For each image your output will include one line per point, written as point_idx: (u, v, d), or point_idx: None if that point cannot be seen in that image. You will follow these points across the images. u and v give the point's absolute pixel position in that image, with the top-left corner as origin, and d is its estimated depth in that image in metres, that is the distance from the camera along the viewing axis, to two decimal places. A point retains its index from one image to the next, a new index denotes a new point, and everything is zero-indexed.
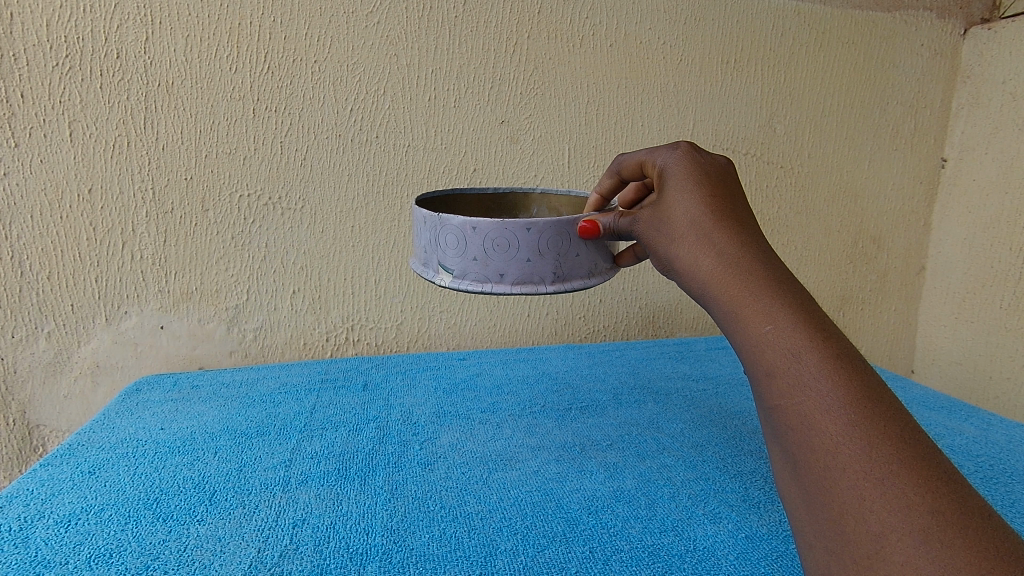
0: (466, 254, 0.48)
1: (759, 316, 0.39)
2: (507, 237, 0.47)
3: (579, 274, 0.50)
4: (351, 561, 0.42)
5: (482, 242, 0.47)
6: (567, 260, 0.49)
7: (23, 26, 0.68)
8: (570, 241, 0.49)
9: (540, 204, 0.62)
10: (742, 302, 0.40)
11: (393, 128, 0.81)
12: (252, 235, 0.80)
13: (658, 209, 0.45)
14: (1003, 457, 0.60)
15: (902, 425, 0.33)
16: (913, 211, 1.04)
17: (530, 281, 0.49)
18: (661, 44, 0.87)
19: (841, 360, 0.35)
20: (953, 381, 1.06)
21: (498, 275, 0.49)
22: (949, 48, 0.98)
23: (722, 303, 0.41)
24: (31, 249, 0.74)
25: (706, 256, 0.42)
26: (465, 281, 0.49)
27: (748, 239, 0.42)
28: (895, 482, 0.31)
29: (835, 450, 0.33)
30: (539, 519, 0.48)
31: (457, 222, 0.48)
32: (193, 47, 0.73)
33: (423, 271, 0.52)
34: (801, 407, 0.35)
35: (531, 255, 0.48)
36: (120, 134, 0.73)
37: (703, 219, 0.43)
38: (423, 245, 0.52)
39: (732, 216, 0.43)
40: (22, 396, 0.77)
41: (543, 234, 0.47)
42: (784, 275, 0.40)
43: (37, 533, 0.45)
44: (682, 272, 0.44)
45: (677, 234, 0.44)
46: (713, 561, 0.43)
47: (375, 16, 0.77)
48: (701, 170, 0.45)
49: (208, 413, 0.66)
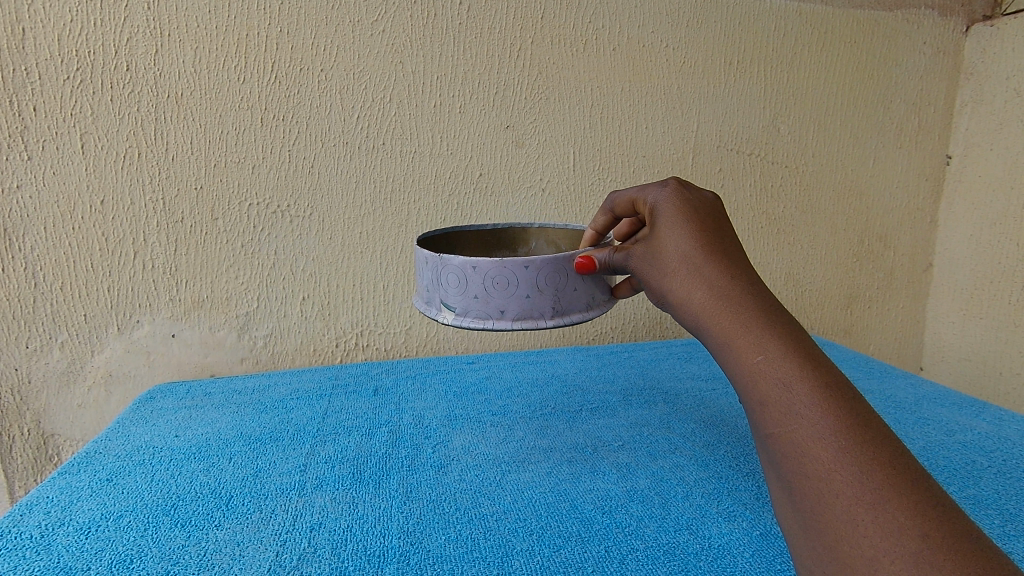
0: (468, 292, 0.49)
1: (750, 346, 0.39)
2: (507, 275, 0.48)
3: (578, 307, 0.51)
4: (369, 563, 0.43)
5: (483, 281, 0.48)
6: (565, 295, 0.50)
7: (35, 41, 0.69)
8: (568, 276, 0.49)
9: (539, 238, 0.63)
10: (733, 333, 0.40)
11: (399, 135, 0.81)
12: (262, 242, 0.80)
13: (650, 244, 0.46)
14: (1015, 452, 0.60)
15: (893, 452, 0.33)
16: (919, 209, 1.04)
17: (531, 317, 0.49)
18: (665, 48, 0.88)
19: (832, 389, 0.36)
20: (962, 378, 1.06)
21: (499, 311, 0.49)
22: (952, 46, 0.99)
23: (715, 334, 0.41)
24: (44, 260, 0.74)
25: (699, 290, 0.43)
26: (468, 317, 0.50)
27: (738, 271, 0.43)
28: (888, 508, 0.31)
29: (828, 478, 0.33)
30: (554, 519, 0.48)
31: (458, 262, 0.48)
32: (202, 58, 0.74)
33: (426, 309, 0.53)
34: (794, 435, 0.35)
35: (530, 291, 0.49)
36: (131, 145, 0.74)
37: (693, 253, 0.44)
38: (425, 285, 0.52)
39: (721, 249, 0.44)
40: (36, 406, 0.78)
41: (542, 271, 0.48)
42: (774, 306, 0.41)
43: (58, 540, 0.45)
44: (676, 305, 0.44)
45: (670, 268, 0.44)
46: (729, 559, 0.43)
47: (380, 24, 0.78)
48: (691, 206, 0.46)
49: (222, 420, 0.67)
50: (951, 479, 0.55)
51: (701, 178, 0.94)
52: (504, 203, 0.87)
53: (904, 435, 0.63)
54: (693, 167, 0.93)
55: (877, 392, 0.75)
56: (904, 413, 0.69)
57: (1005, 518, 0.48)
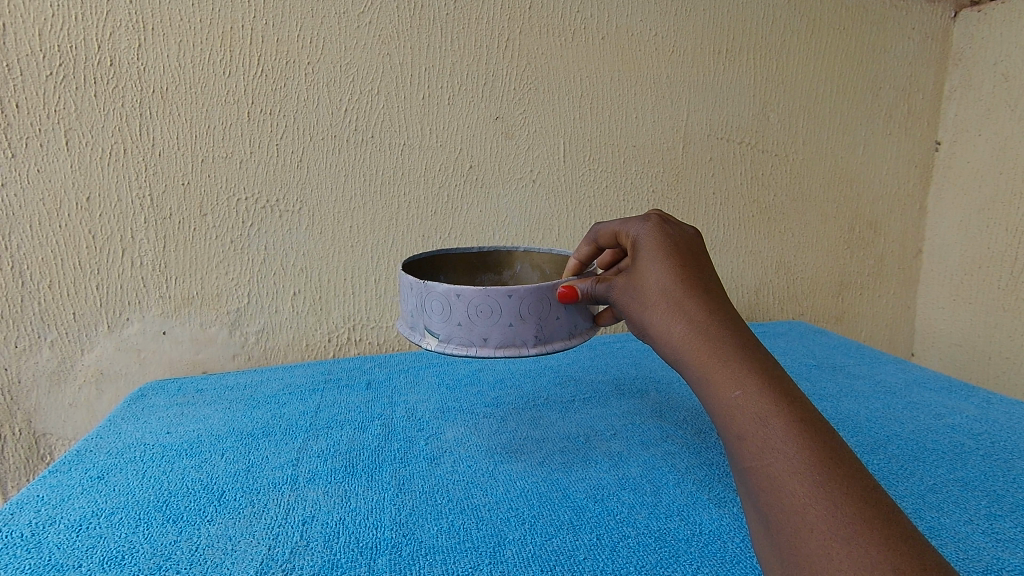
0: (451, 320, 0.50)
1: (728, 381, 0.40)
2: (490, 304, 0.49)
3: (560, 335, 0.51)
4: (361, 555, 0.43)
5: (466, 309, 0.49)
6: (548, 323, 0.50)
7: (16, 37, 0.68)
8: (550, 305, 0.50)
9: (524, 261, 0.64)
10: (711, 368, 0.41)
11: (388, 127, 0.81)
12: (251, 238, 0.80)
13: (631, 278, 0.47)
14: (1003, 434, 0.60)
15: (863, 485, 0.34)
16: (909, 195, 1.05)
17: (513, 345, 0.50)
18: (653, 36, 0.88)
19: (805, 424, 0.36)
20: (953, 362, 1.06)
21: (482, 339, 0.50)
22: (940, 32, 0.99)
23: (695, 368, 0.42)
24: (31, 259, 0.74)
25: (678, 324, 0.44)
26: (450, 344, 0.50)
27: (716, 307, 0.44)
28: (859, 542, 0.31)
29: (802, 512, 0.33)
30: (546, 508, 0.48)
31: (442, 290, 0.49)
32: (186, 52, 0.73)
33: (410, 334, 0.53)
34: (769, 469, 0.36)
35: (513, 320, 0.49)
36: (117, 141, 0.73)
37: (673, 288, 0.45)
38: (409, 311, 0.53)
39: (699, 284, 0.45)
40: (27, 406, 0.78)
41: (524, 300, 0.49)
42: (750, 342, 0.42)
43: (49, 538, 0.45)
44: (656, 339, 0.45)
45: (650, 302, 0.45)
46: (719, 545, 0.44)
47: (366, 16, 0.77)
48: (671, 242, 0.47)
49: (214, 416, 0.66)
50: (940, 461, 0.55)
51: (692, 167, 0.94)
52: (495, 195, 0.87)
53: (894, 419, 0.64)
54: (683, 156, 0.93)
55: (867, 378, 0.76)
56: (894, 398, 0.69)
57: (992, 500, 0.49)
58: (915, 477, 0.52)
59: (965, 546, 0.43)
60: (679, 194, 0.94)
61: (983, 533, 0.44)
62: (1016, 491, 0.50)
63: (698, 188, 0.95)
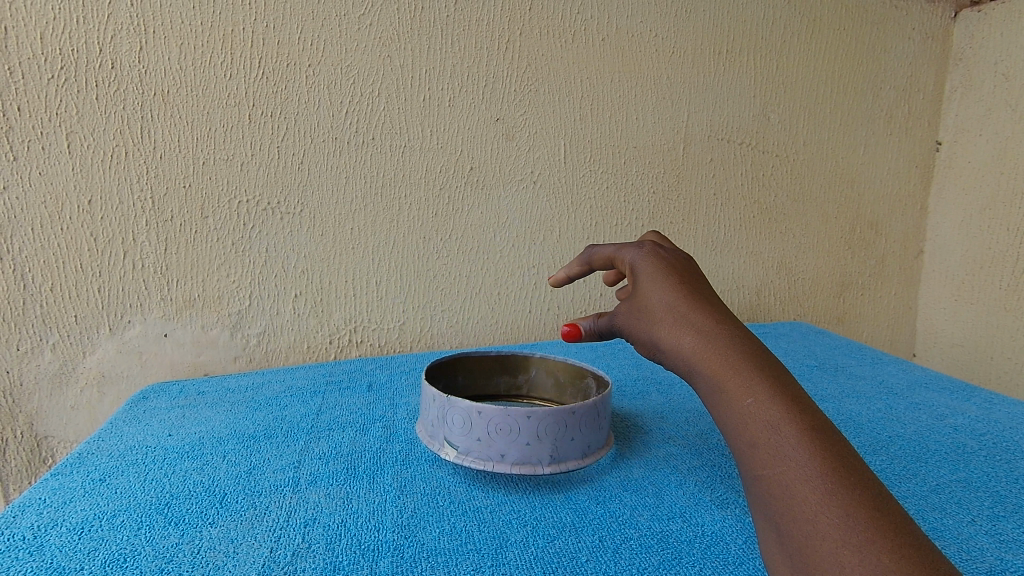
0: (471, 434, 0.50)
1: (739, 391, 0.40)
2: (510, 422, 0.49)
3: (575, 454, 0.51)
4: (363, 557, 0.43)
5: (486, 425, 0.49)
6: (564, 441, 0.50)
7: (18, 40, 0.68)
8: (566, 426, 0.50)
9: (539, 367, 0.67)
10: (722, 378, 0.41)
11: (389, 129, 0.81)
12: (252, 240, 0.80)
13: (633, 297, 0.48)
14: (1005, 435, 0.60)
15: (876, 495, 0.34)
16: (910, 195, 1.05)
17: (530, 464, 0.49)
18: (654, 37, 0.88)
19: (818, 434, 0.36)
20: (955, 363, 1.06)
21: (500, 455, 0.50)
22: (939, 32, 0.99)
23: (705, 379, 0.42)
24: (33, 262, 0.74)
25: (686, 335, 0.44)
26: (469, 458, 0.50)
27: (721, 319, 0.44)
28: (873, 549, 0.31)
29: (815, 520, 0.33)
30: (549, 510, 0.48)
31: (464, 405, 0.50)
32: (187, 55, 0.73)
33: (429, 442, 0.54)
34: (781, 477, 0.35)
35: (530, 440, 0.49)
36: (118, 144, 0.73)
37: (678, 303, 0.45)
38: (429, 422, 0.54)
39: (703, 300, 0.46)
40: (29, 409, 0.78)
41: (543, 421, 0.49)
42: (759, 353, 0.42)
43: (51, 541, 0.45)
44: (664, 354, 0.45)
45: (656, 317, 0.46)
46: (722, 546, 0.44)
47: (367, 18, 0.77)
48: (667, 264, 0.49)
49: (215, 418, 0.67)
50: (942, 461, 0.55)
51: (693, 167, 0.94)
52: (495, 196, 0.87)
53: (896, 420, 0.64)
54: (683, 157, 0.93)
55: (869, 378, 0.75)
56: (896, 399, 0.69)
57: (994, 501, 0.49)
58: (918, 478, 0.52)
59: (968, 547, 0.43)
60: (679, 195, 0.94)
61: (986, 534, 0.44)
62: (1019, 492, 0.50)
63: (699, 189, 0.95)
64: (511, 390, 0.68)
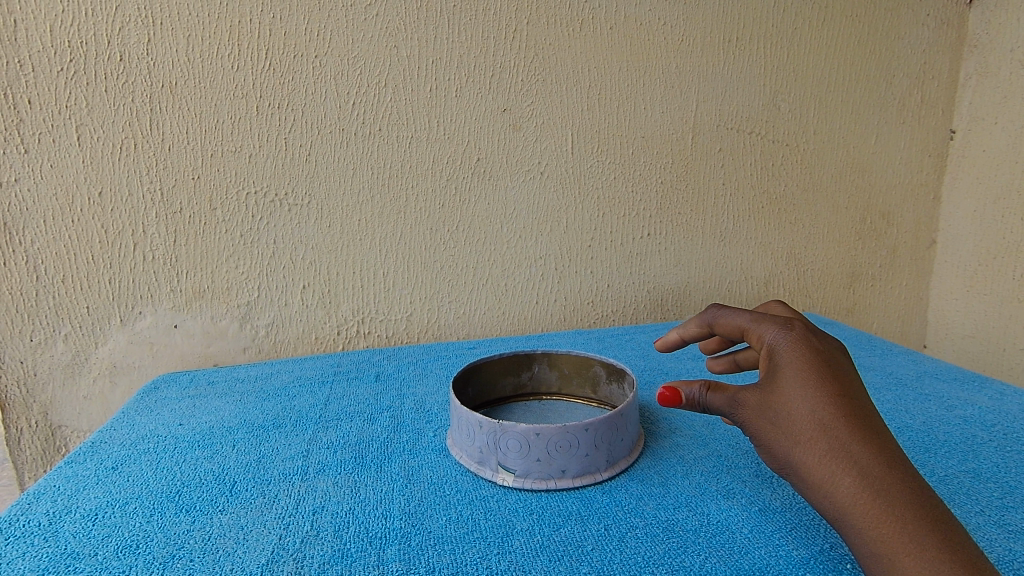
0: (529, 456, 0.50)
1: (921, 566, 0.33)
2: (570, 438, 0.49)
3: (623, 455, 0.53)
4: (371, 544, 0.43)
5: (546, 446, 0.49)
6: (615, 446, 0.52)
7: (27, 33, 0.69)
8: (617, 429, 0.52)
9: (543, 362, 0.67)
10: (895, 542, 0.35)
11: (395, 120, 0.81)
12: (260, 231, 0.80)
13: (771, 399, 0.42)
14: (1017, 426, 0.60)
15: None
16: (922, 185, 1.03)
17: (588, 473, 0.51)
18: (663, 25, 0.87)
19: None
20: (966, 355, 1.05)
21: (560, 471, 0.50)
22: (955, 18, 0.98)
23: (869, 537, 0.36)
24: (45, 254, 0.75)
25: (844, 475, 0.38)
26: (529, 480, 0.50)
27: (889, 455, 0.38)
28: None
29: None
30: (555, 500, 0.49)
31: (520, 429, 0.49)
32: (194, 47, 0.73)
33: (478, 470, 0.52)
34: None
35: (589, 450, 0.50)
36: (127, 136, 0.74)
37: (832, 420, 0.39)
38: (476, 447, 0.52)
39: (865, 423, 0.39)
40: (43, 398, 0.79)
41: (599, 431, 0.50)
42: (941, 515, 0.35)
43: (66, 527, 0.46)
44: (809, 483, 0.39)
45: (802, 436, 0.40)
46: (728, 535, 0.44)
47: (373, 8, 0.77)
48: (819, 359, 0.42)
49: (225, 408, 0.67)
50: (951, 453, 0.55)
51: (702, 159, 0.93)
52: (503, 187, 0.86)
53: (905, 411, 0.63)
54: (692, 147, 0.92)
55: (878, 370, 0.75)
56: (906, 390, 0.69)
57: (1005, 492, 0.48)
58: (927, 469, 0.52)
59: (976, 538, 0.43)
60: (688, 185, 0.93)
61: (995, 525, 0.44)
62: None
63: (708, 179, 0.94)
64: (518, 390, 0.68)
